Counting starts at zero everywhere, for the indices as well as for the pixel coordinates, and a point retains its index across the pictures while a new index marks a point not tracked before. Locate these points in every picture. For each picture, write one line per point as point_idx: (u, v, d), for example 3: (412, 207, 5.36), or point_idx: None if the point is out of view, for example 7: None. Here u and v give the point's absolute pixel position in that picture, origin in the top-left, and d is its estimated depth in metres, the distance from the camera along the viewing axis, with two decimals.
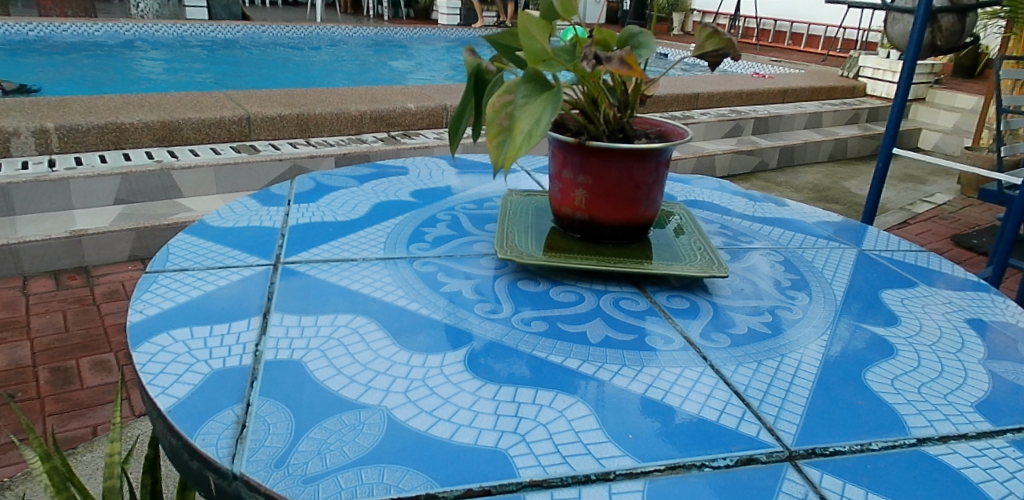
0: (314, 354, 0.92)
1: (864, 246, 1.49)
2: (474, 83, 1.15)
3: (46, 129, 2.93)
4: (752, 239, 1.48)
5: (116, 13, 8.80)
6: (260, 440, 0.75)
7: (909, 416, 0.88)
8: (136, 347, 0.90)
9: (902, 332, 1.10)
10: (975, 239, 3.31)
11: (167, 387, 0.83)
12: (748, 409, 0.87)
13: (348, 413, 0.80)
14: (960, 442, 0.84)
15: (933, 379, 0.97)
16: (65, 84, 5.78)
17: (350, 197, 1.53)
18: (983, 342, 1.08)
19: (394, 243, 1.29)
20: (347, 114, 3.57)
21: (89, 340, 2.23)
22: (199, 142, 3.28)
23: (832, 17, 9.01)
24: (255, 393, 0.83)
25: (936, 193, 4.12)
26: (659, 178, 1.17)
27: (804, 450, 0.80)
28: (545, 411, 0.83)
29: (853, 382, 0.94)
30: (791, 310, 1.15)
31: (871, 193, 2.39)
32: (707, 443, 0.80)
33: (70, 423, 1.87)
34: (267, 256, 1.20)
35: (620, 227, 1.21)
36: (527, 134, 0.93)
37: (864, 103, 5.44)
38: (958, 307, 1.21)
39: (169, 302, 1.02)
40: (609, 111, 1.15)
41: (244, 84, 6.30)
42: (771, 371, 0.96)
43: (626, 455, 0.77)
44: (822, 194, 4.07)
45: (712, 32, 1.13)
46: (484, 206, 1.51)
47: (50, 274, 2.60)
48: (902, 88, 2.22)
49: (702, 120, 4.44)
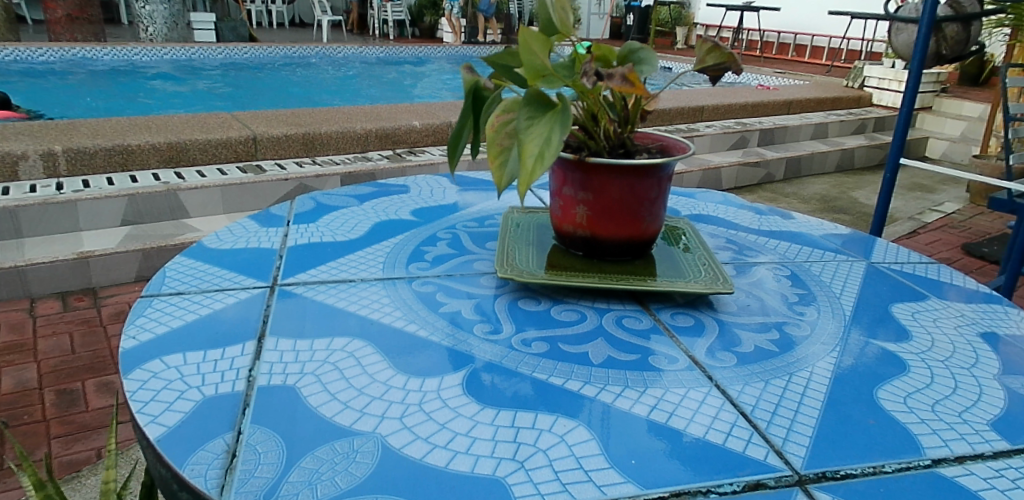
0: (309, 379, 0.90)
1: (872, 259, 1.46)
2: (472, 100, 1.13)
3: (54, 152, 2.94)
4: (758, 253, 1.45)
5: (126, 37, 8.90)
6: (249, 470, 0.73)
7: (923, 436, 0.85)
8: (128, 374, 0.89)
9: (914, 348, 1.07)
10: (986, 248, 3.27)
11: (158, 415, 0.81)
12: (756, 431, 0.84)
13: (341, 441, 0.78)
14: (977, 463, 0.81)
15: (946, 397, 0.94)
16: (74, 107, 5.83)
17: (350, 217, 1.52)
18: (997, 357, 1.05)
19: (393, 263, 1.28)
20: (352, 132, 3.57)
21: (95, 362, 2.21)
22: (206, 163, 3.28)
23: (836, 28, 9.01)
24: (246, 420, 0.81)
25: (945, 202, 4.08)
26: (661, 193, 1.15)
27: (814, 474, 0.77)
28: (545, 437, 0.80)
29: (864, 401, 0.92)
30: (799, 326, 1.12)
31: (879, 203, 2.35)
32: (713, 467, 0.78)
33: (74, 446, 1.85)
34: (264, 278, 1.19)
35: (622, 245, 1.18)
36: (538, 156, 0.90)
37: (870, 113, 5.42)
38: (970, 320, 1.18)
39: (164, 327, 1.01)
40: (609, 126, 1.13)
41: (251, 104, 6.34)
42: (778, 391, 0.93)
43: (629, 481, 0.75)
44: (830, 205, 4.03)
45: (712, 46, 1.11)
46: (486, 224, 1.49)
47: (58, 296, 2.60)
48: (908, 97, 2.18)
49: (707, 133, 4.43)
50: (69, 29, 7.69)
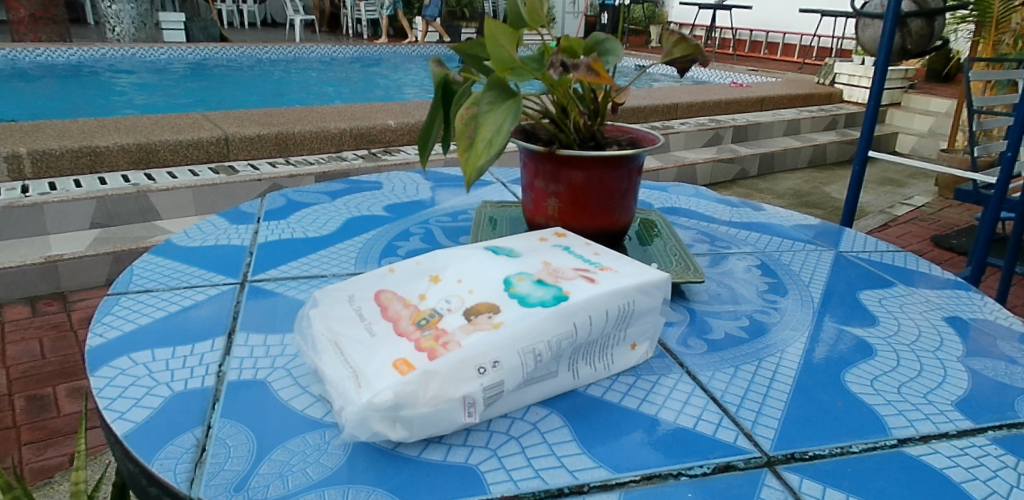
0: (279, 372, 0.89)
1: (841, 248, 1.48)
2: (441, 93, 1.12)
3: (19, 154, 2.88)
4: (730, 244, 1.47)
5: (93, 37, 8.74)
6: (220, 463, 0.73)
7: (890, 417, 0.86)
8: (94, 372, 0.87)
9: (881, 333, 1.09)
10: (954, 240, 3.34)
11: (125, 411, 0.80)
12: (726, 415, 0.85)
13: (313, 433, 0.78)
14: (942, 442, 0.82)
15: (913, 379, 0.96)
16: (40, 109, 5.71)
17: (321, 213, 1.51)
18: (962, 340, 1.08)
19: (365, 258, 1.27)
20: (326, 132, 3.54)
21: (66, 367, 2.17)
22: (177, 164, 3.24)
23: (806, 26, 9.15)
24: (216, 415, 0.80)
25: (915, 195, 4.16)
26: (631, 186, 1.16)
27: (782, 455, 0.78)
28: (517, 425, 0.81)
29: (832, 384, 0.93)
30: (769, 314, 1.13)
31: (849, 196, 2.38)
32: (685, 451, 0.79)
33: (46, 452, 1.81)
34: (234, 275, 1.18)
35: (595, 236, 1.18)
36: (488, 142, 0.91)
37: (841, 109, 5.50)
38: (936, 306, 1.20)
39: (131, 324, 0.99)
40: (579, 118, 1.13)
41: (223, 105, 6.26)
42: (749, 376, 0.94)
43: (601, 466, 0.75)
44: (803, 200, 4.09)
45: (681, 39, 1.12)
46: (459, 219, 1.49)
47: (26, 300, 2.54)
48: (875, 91, 2.22)
49: (681, 130, 4.47)
50: (33, 29, 7.54)
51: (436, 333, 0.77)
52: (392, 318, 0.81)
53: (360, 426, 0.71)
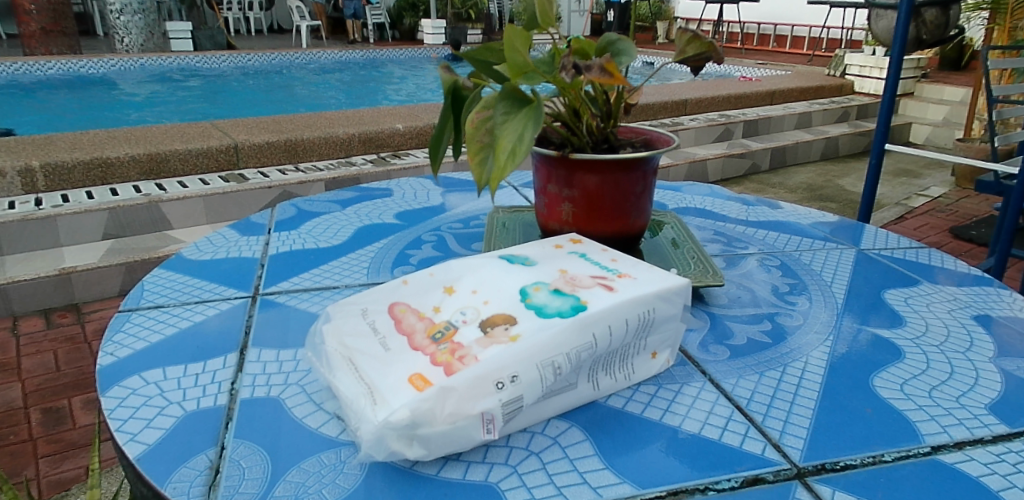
0: (293, 389, 0.87)
1: (862, 246, 1.45)
2: (451, 100, 1.09)
3: (31, 168, 2.90)
4: (747, 244, 1.44)
5: (103, 49, 8.83)
6: (234, 486, 0.71)
7: (922, 423, 0.83)
8: (105, 392, 0.86)
9: (908, 334, 1.05)
10: (973, 231, 3.29)
11: (137, 433, 0.79)
12: (752, 424, 0.83)
13: (328, 452, 0.76)
14: (977, 449, 0.79)
15: (944, 382, 0.93)
16: (48, 121, 5.75)
17: (332, 223, 1.49)
18: (992, 338, 1.04)
19: (377, 268, 1.25)
20: (335, 137, 3.53)
21: (81, 378, 2.17)
22: (188, 173, 3.24)
23: (816, 17, 9.08)
24: (230, 435, 0.78)
25: (931, 186, 4.10)
26: (646, 188, 1.14)
27: (812, 466, 0.76)
28: (537, 440, 0.79)
29: (862, 389, 0.90)
30: (791, 316, 1.10)
31: (866, 189, 2.33)
32: (712, 464, 0.76)
33: (62, 465, 1.81)
34: (245, 288, 1.16)
35: (612, 240, 1.15)
36: (511, 152, 0.89)
37: (853, 100, 5.45)
38: (963, 304, 1.17)
39: (143, 342, 0.98)
40: (592, 121, 1.11)
41: (232, 113, 6.29)
42: (773, 382, 0.92)
43: (624, 481, 0.73)
44: (817, 194, 4.04)
45: (692, 37, 1.09)
46: (471, 225, 1.47)
47: (40, 313, 2.55)
48: (891, 82, 2.16)
49: (691, 126, 4.43)
50: (43, 43, 7.58)
51: (452, 347, 0.75)
52: (406, 332, 0.79)
53: (376, 444, 0.70)
